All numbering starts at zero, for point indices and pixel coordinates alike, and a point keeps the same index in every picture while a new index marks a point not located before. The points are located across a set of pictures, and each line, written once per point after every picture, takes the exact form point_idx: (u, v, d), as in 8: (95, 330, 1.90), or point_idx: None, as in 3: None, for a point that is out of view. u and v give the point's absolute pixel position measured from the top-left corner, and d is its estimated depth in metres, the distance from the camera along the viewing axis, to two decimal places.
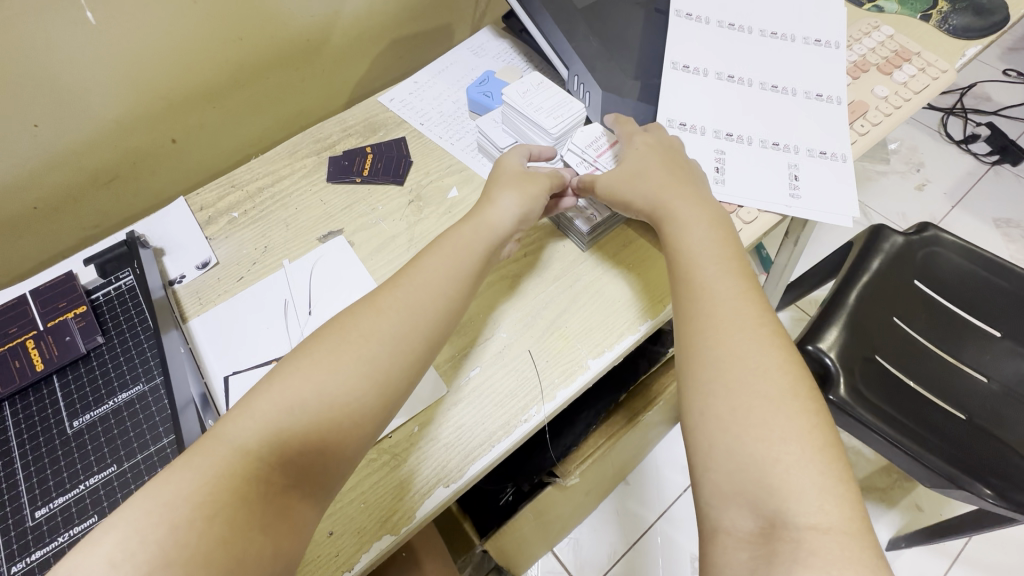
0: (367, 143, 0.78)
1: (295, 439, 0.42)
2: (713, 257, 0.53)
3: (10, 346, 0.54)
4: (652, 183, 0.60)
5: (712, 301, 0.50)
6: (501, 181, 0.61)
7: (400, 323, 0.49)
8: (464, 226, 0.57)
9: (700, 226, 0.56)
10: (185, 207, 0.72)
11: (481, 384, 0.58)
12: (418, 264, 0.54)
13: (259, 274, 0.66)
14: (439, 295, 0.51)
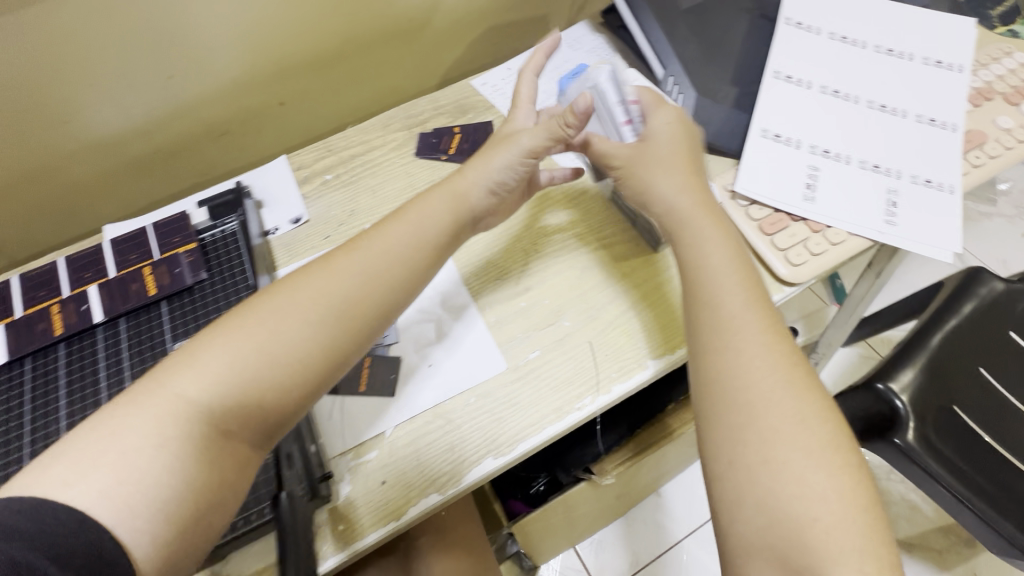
0: (456, 123, 0.81)
1: (270, 398, 0.44)
2: (739, 302, 0.50)
3: (131, 270, 0.61)
4: (673, 188, 0.57)
5: (733, 345, 0.48)
6: (489, 150, 0.61)
7: (321, 290, 0.48)
8: (429, 195, 0.57)
9: (729, 258, 0.53)
10: (285, 165, 0.78)
11: (539, 366, 0.59)
12: (369, 232, 0.54)
13: (344, 235, 0.71)
14: (398, 266, 0.52)
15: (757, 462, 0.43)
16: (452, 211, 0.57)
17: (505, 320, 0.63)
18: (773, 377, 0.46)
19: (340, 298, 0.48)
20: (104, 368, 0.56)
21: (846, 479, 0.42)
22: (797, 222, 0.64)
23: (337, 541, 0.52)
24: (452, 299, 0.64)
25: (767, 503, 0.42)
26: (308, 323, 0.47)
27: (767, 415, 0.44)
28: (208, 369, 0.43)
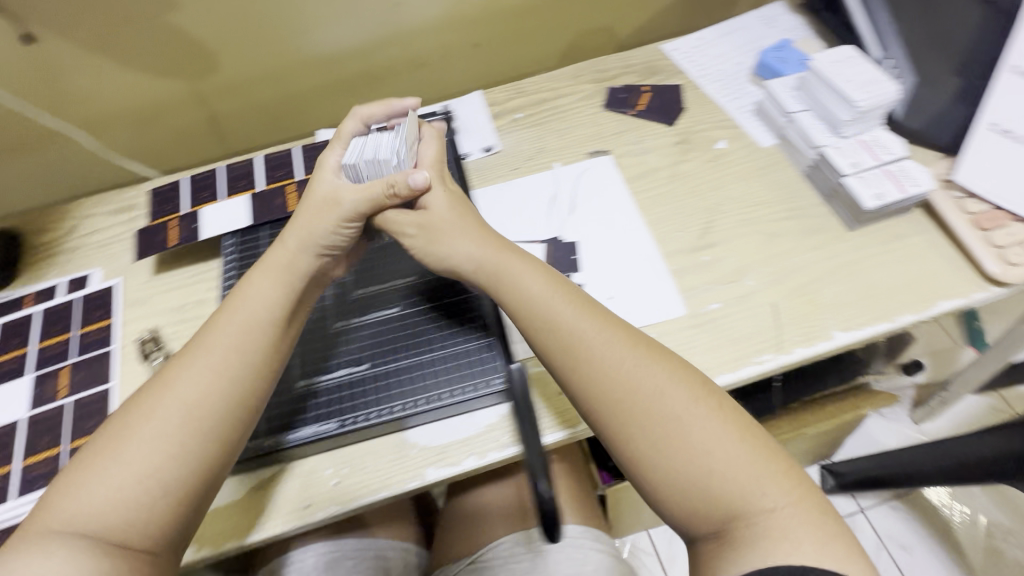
0: (645, 83, 0.82)
1: (223, 409, 0.47)
2: (572, 310, 0.51)
3: None
4: (459, 249, 0.54)
5: (604, 382, 0.49)
6: (307, 202, 0.55)
7: (200, 382, 0.47)
8: (269, 256, 0.54)
9: (538, 279, 0.53)
10: (480, 99, 0.83)
11: (720, 317, 0.60)
12: (230, 304, 0.52)
13: (532, 168, 0.75)
14: (277, 308, 0.52)
15: (664, 464, 0.46)
16: (280, 291, 0.52)
17: (686, 270, 0.64)
18: (648, 386, 0.48)
19: (186, 388, 0.47)
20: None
21: (749, 443, 0.46)
22: (1019, 223, 0.62)
23: (515, 433, 0.56)
24: (635, 242, 0.67)
25: (690, 484, 0.45)
26: (227, 350, 0.49)
27: (621, 418, 0.48)
28: (118, 470, 0.44)
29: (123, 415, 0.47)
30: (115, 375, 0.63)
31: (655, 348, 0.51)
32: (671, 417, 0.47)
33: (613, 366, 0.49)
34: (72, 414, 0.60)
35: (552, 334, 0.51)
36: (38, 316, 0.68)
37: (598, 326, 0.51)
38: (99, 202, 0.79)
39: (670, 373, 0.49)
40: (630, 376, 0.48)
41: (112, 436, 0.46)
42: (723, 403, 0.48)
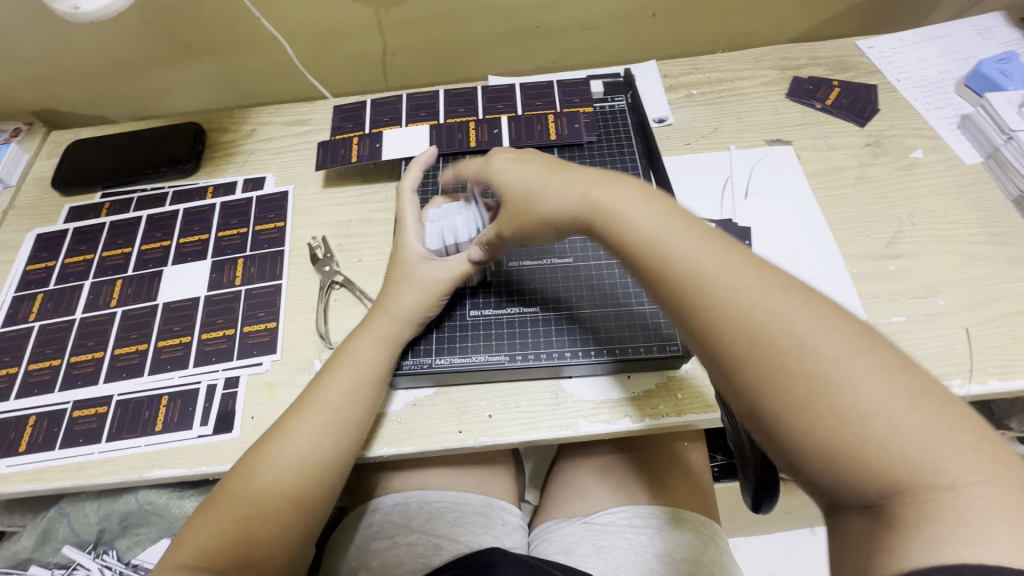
0: (835, 77, 0.77)
1: (354, 439, 0.51)
2: (689, 242, 0.41)
3: (537, 113, 0.68)
4: (554, 189, 0.48)
5: (725, 327, 0.38)
6: (397, 267, 0.57)
7: (314, 438, 0.49)
8: (373, 320, 0.55)
9: (648, 208, 0.44)
10: (654, 69, 0.80)
11: (904, 331, 0.56)
12: (338, 362, 0.53)
13: (705, 147, 0.72)
14: (382, 376, 0.53)
15: (791, 413, 0.35)
16: (387, 359, 0.53)
17: (866, 276, 0.60)
18: (788, 328, 0.36)
19: (299, 452, 0.49)
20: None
21: (926, 409, 0.33)
22: None
23: (674, 406, 0.54)
24: (813, 239, 0.63)
25: (837, 449, 0.33)
26: (358, 383, 0.52)
27: (742, 366, 0.37)
28: (237, 523, 0.47)
29: (237, 471, 0.49)
30: (284, 274, 0.66)
31: (803, 288, 0.38)
32: (817, 367, 0.34)
33: (740, 305, 0.38)
34: (245, 302, 0.64)
35: (657, 273, 0.41)
36: (218, 208, 0.72)
37: (728, 257, 0.40)
38: (274, 113, 0.82)
39: (818, 313, 0.36)
40: (764, 317, 0.37)
41: (257, 453, 0.49)
42: (895, 357, 0.35)
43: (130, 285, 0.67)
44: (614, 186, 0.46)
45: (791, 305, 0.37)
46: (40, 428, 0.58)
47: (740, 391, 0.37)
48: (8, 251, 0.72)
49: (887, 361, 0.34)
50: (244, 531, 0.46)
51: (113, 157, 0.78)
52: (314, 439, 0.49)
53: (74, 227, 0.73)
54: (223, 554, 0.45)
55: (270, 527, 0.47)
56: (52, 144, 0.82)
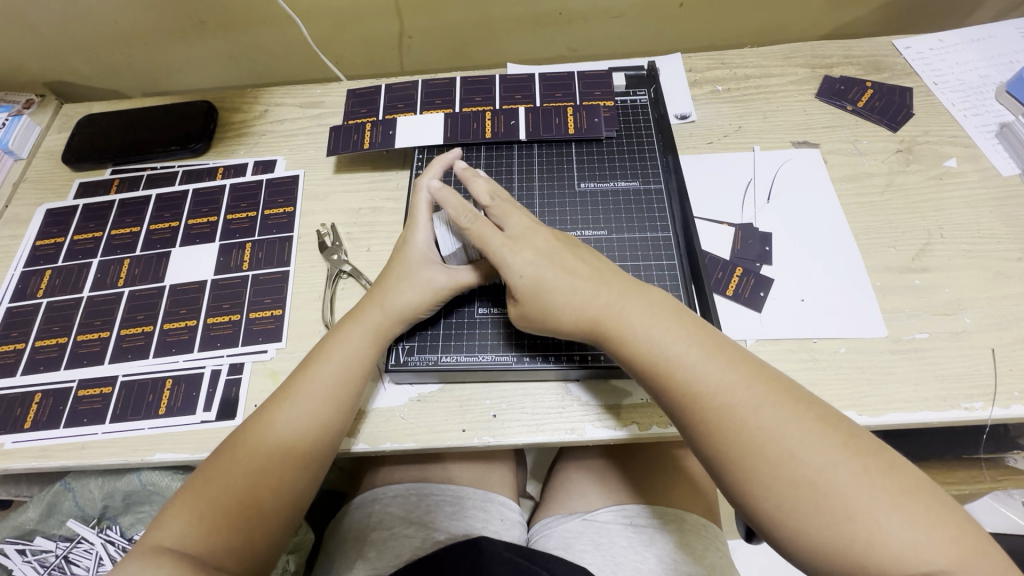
0: (868, 78, 0.74)
1: (335, 420, 0.50)
2: (691, 356, 0.44)
3: (555, 105, 0.66)
4: (569, 289, 0.47)
5: (726, 440, 0.41)
6: (401, 264, 0.54)
7: (304, 418, 0.49)
8: (365, 309, 0.53)
9: (652, 310, 0.46)
10: (679, 63, 0.77)
11: (927, 349, 0.54)
12: (326, 349, 0.52)
13: (728, 146, 0.70)
14: (371, 360, 0.52)
15: (792, 515, 0.39)
16: (374, 348, 0.53)
17: (890, 289, 0.58)
18: (782, 437, 0.39)
19: (286, 437, 0.48)
20: (519, 182, 0.63)
21: (907, 508, 0.37)
22: None
23: None
24: (836, 248, 0.61)
25: (830, 550, 0.37)
26: (342, 364, 0.51)
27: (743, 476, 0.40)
28: (212, 506, 0.45)
29: (220, 456, 0.47)
30: (292, 261, 0.65)
31: (793, 397, 0.42)
32: (809, 479, 0.38)
33: (738, 421, 0.41)
34: (252, 287, 0.64)
35: (665, 386, 0.44)
36: (228, 190, 0.71)
37: (726, 370, 0.43)
38: (287, 94, 0.81)
39: (807, 423, 0.40)
40: (761, 433, 0.40)
41: (241, 434, 0.48)
42: (878, 461, 0.39)
43: (137, 265, 0.66)
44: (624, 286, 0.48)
45: (784, 419, 0.40)
46: (46, 406, 0.58)
47: (741, 495, 0.41)
48: (18, 224, 0.72)
49: (870, 468, 0.38)
50: (230, 513, 0.45)
51: (124, 133, 0.77)
52: (302, 423, 0.48)
53: (83, 203, 0.72)
54: (206, 536, 0.43)
55: (256, 511, 0.45)
56: (64, 117, 0.82)
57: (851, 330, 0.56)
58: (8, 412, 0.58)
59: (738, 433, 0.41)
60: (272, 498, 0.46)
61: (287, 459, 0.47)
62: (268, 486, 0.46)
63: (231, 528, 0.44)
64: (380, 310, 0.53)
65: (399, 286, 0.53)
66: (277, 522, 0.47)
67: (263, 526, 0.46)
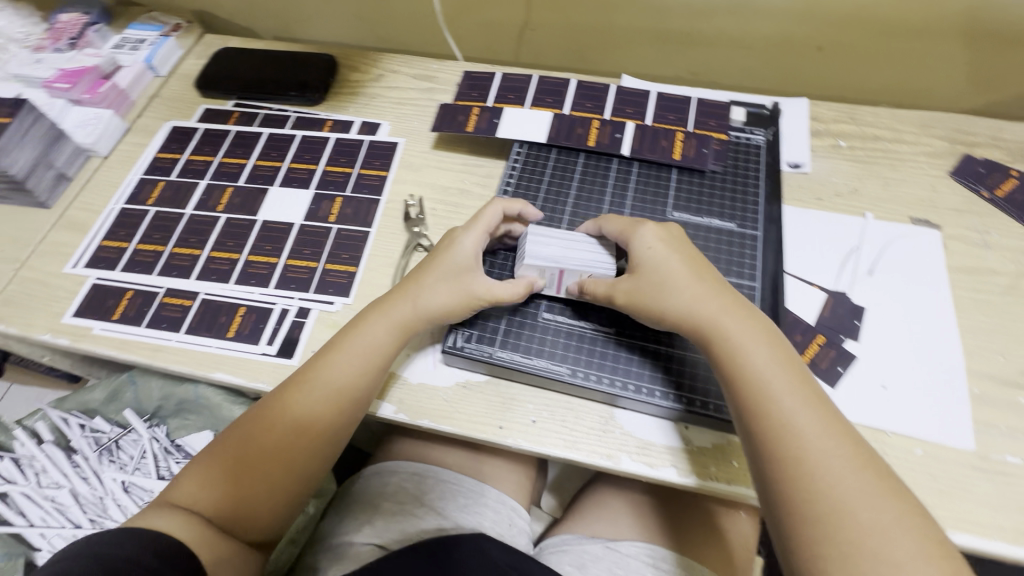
0: (1015, 166, 0.67)
1: (347, 409, 0.51)
2: (795, 397, 0.43)
3: (665, 128, 0.64)
4: (686, 295, 0.49)
5: (811, 483, 0.40)
6: (438, 263, 0.55)
7: (315, 402, 0.50)
8: (394, 303, 0.54)
9: (767, 351, 0.46)
10: (805, 109, 0.72)
11: (1017, 477, 0.49)
12: (347, 336, 0.53)
13: (839, 207, 0.65)
14: (391, 353, 0.53)
15: None
16: (396, 342, 0.53)
17: (988, 400, 0.53)
18: (866, 513, 0.38)
19: (302, 416, 0.50)
20: (609, 202, 0.61)
21: None
22: None
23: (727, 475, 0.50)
24: (937, 343, 0.56)
25: None
26: (362, 353, 0.52)
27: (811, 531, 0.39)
28: (222, 473, 0.48)
29: (240, 428, 0.50)
30: (375, 223, 0.67)
31: (891, 478, 0.41)
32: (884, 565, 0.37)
33: (828, 478, 0.40)
34: (333, 240, 0.66)
35: (755, 415, 0.43)
36: (332, 143, 0.75)
37: (828, 425, 0.42)
38: (404, 63, 0.83)
39: (899, 513, 0.39)
40: (851, 502, 0.39)
41: (262, 409, 0.50)
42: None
43: (238, 195, 0.71)
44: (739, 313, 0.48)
45: (873, 494, 0.39)
46: (133, 304, 0.63)
47: (799, 551, 0.39)
48: (145, 134, 0.78)
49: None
50: (236, 483, 0.48)
51: (252, 71, 0.82)
52: (316, 404, 0.50)
53: (204, 127, 0.78)
54: (215, 501, 0.47)
55: (257, 486, 0.48)
56: (203, 46, 0.88)
57: (933, 434, 0.51)
58: (102, 301, 0.64)
59: (827, 492, 0.40)
60: (276, 474, 0.48)
61: (291, 442, 0.49)
62: (271, 461, 0.49)
63: (235, 496, 0.47)
64: (401, 308, 0.54)
65: (428, 284, 0.54)
66: (277, 497, 0.49)
67: (263, 501, 0.48)
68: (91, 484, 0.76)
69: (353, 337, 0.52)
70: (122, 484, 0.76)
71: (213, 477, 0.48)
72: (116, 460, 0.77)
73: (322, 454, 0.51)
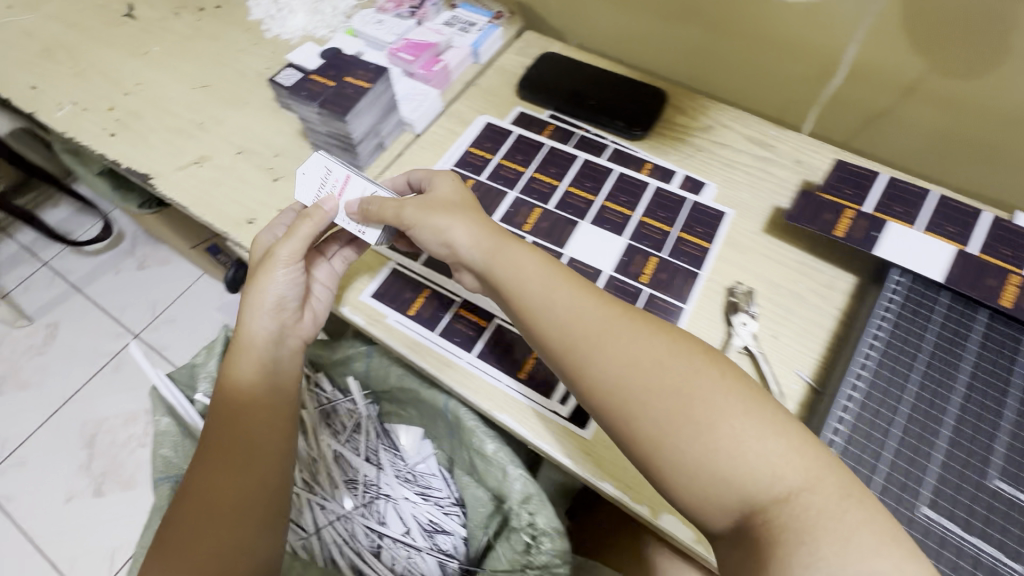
0: None
1: (264, 391, 0.58)
2: (623, 330, 0.49)
3: None
4: (564, 301, 0.50)
5: (683, 451, 0.43)
6: (253, 290, 0.58)
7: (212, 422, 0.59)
8: (242, 333, 0.58)
9: (590, 305, 0.50)
10: None
11: None
12: (228, 370, 0.58)
13: None
14: (275, 342, 0.59)
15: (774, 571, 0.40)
16: (302, 292, 0.60)
17: None
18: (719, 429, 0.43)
19: (245, 393, 0.58)
20: (1013, 413, 0.49)
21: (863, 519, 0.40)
22: None
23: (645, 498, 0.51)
24: None
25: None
26: (233, 372, 0.58)
27: (706, 505, 0.44)
28: (206, 480, 0.56)
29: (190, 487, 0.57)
30: (690, 301, 0.60)
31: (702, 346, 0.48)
32: (705, 443, 0.43)
33: (706, 435, 0.43)
34: (643, 305, 0.60)
35: (582, 373, 0.48)
36: (651, 191, 0.68)
37: (729, 391, 0.45)
38: (738, 119, 0.75)
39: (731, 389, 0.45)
40: (715, 439, 0.43)
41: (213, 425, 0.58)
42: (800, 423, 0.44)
43: (545, 219, 0.67)
44: (515, 264, 0.52)
45: (718, 389, 0.45)
46: (429, 304, 0.62)
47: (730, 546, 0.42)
48: (459, 123, 0.77)
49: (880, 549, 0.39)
50: (214, 487, 0.56)
51: (576, 86, 0.77)
52: (224, 393, 0.58)
53: (518, 132, 0.75)
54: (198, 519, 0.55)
55: (233, 477, 0.56)
56: (524, 43, 0.85)
57: None
58: (399, 291, 0.63)
59: (698, 437, 0.43)
60: (240, 454, 0.56)
61: (252, 437, 0.57)
62: (232, 451, 0.56)
63: (216, 502, 0.55)
64: (267, 279, 0.58)
65: (275, 249, 0.58)
66: (246, 475, 0.56)
67: (240, 486, 0.56)
68: (308, 440, 0.78)
69: (237, 353, 0.59)
70: (333, 451, 0.78)
71: (198, 491, 0.56)
72: (330, 425, 0.79)
73: (267, 434, 0.58)
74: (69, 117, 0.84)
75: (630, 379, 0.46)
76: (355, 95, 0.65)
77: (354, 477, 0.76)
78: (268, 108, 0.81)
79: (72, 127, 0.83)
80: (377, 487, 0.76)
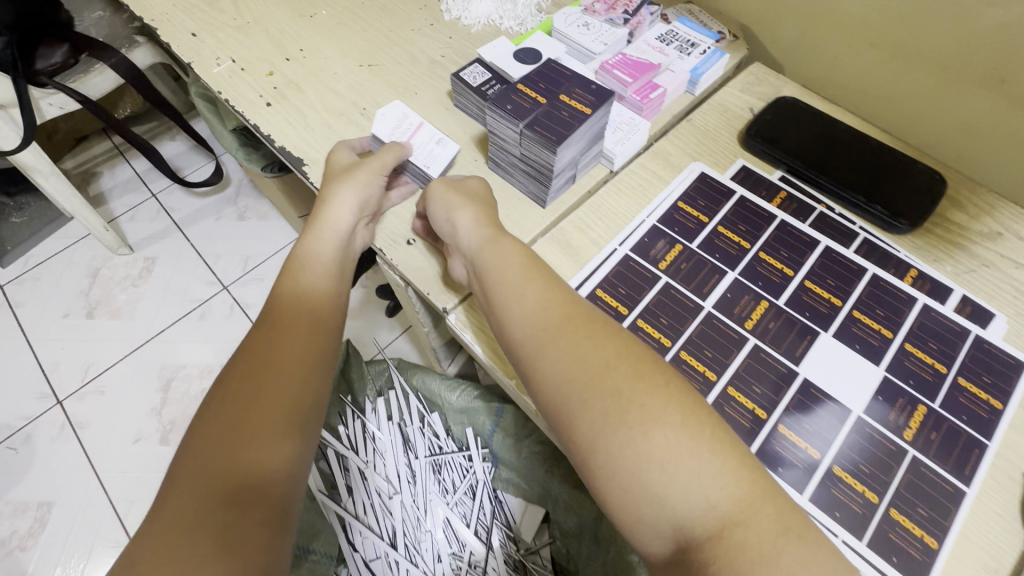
0: None
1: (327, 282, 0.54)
2: (571, 329, 0.45)
3: None
4: (526, 298, 0.47)
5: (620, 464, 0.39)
6: (333, 189, 0.58)
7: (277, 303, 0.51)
8: (316, 226, 0.57)
9: (545, 302, 0.47)
10: None
11: None
12: (292, 265, 0.54)
13: None
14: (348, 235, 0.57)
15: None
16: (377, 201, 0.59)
17: None
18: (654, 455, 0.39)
19: (318, 273, 0.54)
20: None
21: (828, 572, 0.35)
22: None
23: None
24: None
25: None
26: (315, 250, 0.55)
27: (639, 525, 0.39)
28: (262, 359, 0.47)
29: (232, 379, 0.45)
30: (975, 482, 0.44)
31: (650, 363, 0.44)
32: (639, 453, 0.39)
33: (644, 460, 0.39)
34: (906, 472, 0.45)
35: (535, 380, 0.44)
36: (919, 310, 0.52)
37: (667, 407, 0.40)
38: None
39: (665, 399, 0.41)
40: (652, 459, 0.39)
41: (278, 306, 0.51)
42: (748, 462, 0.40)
43: (773, 318, 0.52)
44: (498, 248, 0.51)
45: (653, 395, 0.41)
46: None
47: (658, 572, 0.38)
48: (669, 168, 0.62)
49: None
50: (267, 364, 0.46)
51: (823, 149, 0.62)
52: (287, 276, 0.54)
53: (742, 193, 0.60)
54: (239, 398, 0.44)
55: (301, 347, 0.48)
56: (751, 76, 0.70)
57: None
58: None
59: (631, 457, 0.39)
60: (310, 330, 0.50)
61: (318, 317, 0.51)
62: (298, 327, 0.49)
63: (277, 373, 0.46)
64: (358, 179, 0.58)
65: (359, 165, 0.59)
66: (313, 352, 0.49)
67: (304, 358, 0.48)
68: (416, 496, 0.73)
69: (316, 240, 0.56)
70: (443, 516, 0.73)
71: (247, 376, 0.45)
72: (440, 482, 0.74)
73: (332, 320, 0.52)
74: (227, 76, 0.76)
75: (578, 393, 0.42)
76: (572, 121, 0.53)
77: (460, 551, 0.72)
78: (441, 105, 0.70)
79: (228, 86, 0.75)
80: (483, 571, 0.71)
